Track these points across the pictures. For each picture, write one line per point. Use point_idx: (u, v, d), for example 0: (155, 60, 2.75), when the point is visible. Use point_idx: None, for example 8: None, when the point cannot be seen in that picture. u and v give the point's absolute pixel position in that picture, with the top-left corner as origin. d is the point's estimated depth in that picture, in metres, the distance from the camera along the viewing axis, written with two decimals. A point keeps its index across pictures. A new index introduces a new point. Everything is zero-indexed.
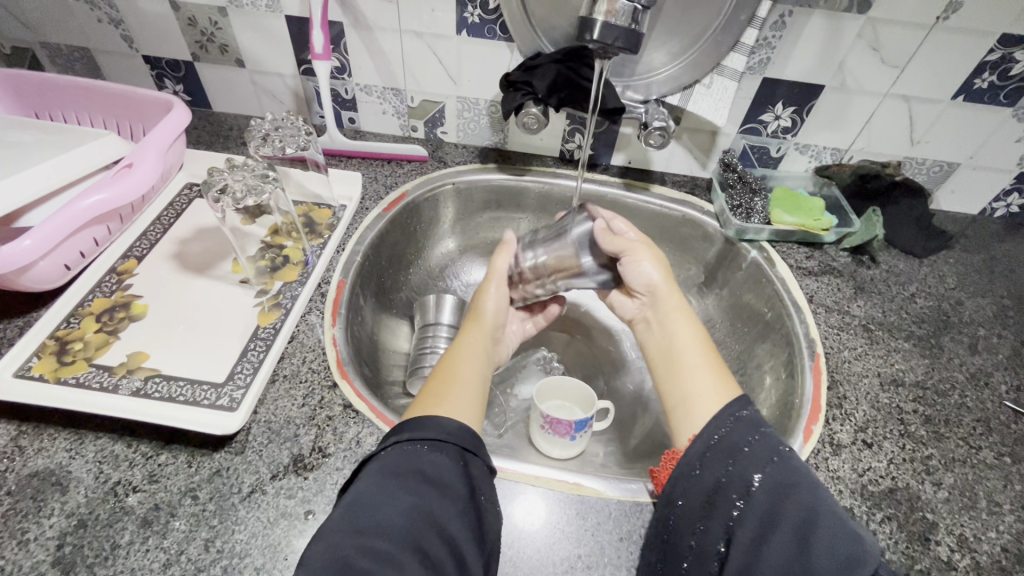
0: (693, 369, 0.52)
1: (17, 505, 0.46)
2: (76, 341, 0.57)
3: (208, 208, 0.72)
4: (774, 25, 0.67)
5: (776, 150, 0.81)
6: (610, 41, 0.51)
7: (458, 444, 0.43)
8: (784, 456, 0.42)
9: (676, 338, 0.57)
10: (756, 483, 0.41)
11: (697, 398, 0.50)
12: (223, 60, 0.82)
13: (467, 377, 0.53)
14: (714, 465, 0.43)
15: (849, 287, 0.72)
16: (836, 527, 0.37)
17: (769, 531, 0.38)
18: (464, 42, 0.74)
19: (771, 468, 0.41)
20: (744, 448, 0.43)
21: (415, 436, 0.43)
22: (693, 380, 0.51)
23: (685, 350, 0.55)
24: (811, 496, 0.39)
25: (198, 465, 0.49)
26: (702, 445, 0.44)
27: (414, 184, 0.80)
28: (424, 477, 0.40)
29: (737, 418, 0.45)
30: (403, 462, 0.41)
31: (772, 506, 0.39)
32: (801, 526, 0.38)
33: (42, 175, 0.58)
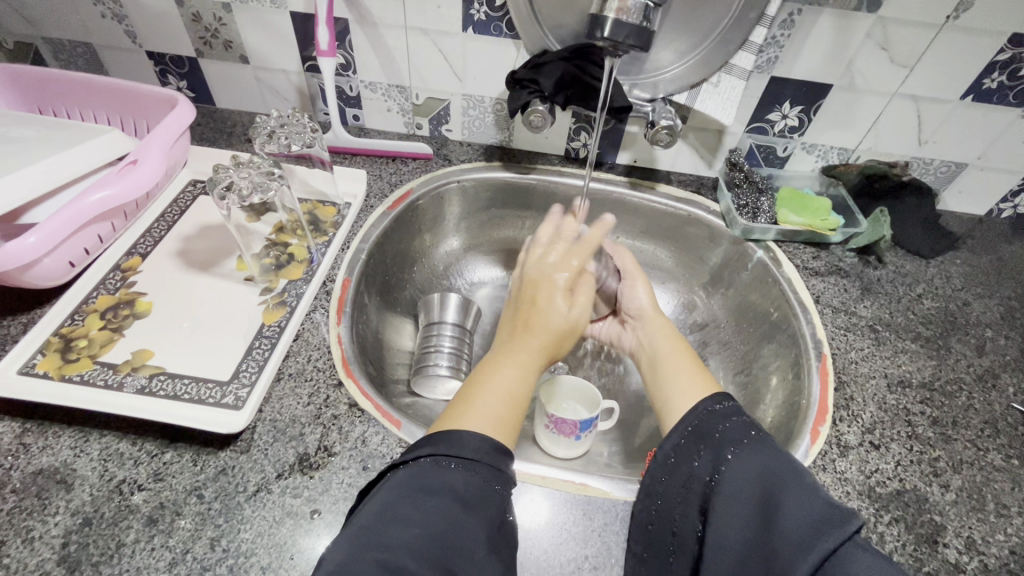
0: (673, 372, 0.56)
1: (22, 503, 0.46)
2: (81, 339, 0.56)
3: (212, 205, 0.72)
4: (783, 23, 0.66)
5: (783, 150, 0.80)
6: (620, 38, 0.50)
7: (492, 467, 0.42)
8: (753, 438, 0.42)
9: (656, 348, 0.61)
10: (726, 461, 0.41)
11: (673, 391, 0.53)
12: (227, 56, 0.82)
13: (500, 390, 0.50)
14: (689, 451, 0.44)
15: (856, 288, 0.72)
16: (804, 497, 0.37)
17: (738, 506, 0.39)
18: (470, 40, 0.73)
19: (741, 448, 0.42)
20: (716, 433, 0.44)
21: (452, 453, 0.42)
22: (673, 380, 0.55)
23: (665, 357, 0.59)
24: (782, 468, 0.39)
25: (204, 463, 0.49)
26: (678, 435, 0.46)
27: (420, 182, 0.80)
28: (453, 494, 0.40)
29: (711, 412, 0.46)
30: (433, 477, 0.41)
31: (740, 483, 0.40)
32: (767, 499, 0.38)
33: (46, 172, 0.57)
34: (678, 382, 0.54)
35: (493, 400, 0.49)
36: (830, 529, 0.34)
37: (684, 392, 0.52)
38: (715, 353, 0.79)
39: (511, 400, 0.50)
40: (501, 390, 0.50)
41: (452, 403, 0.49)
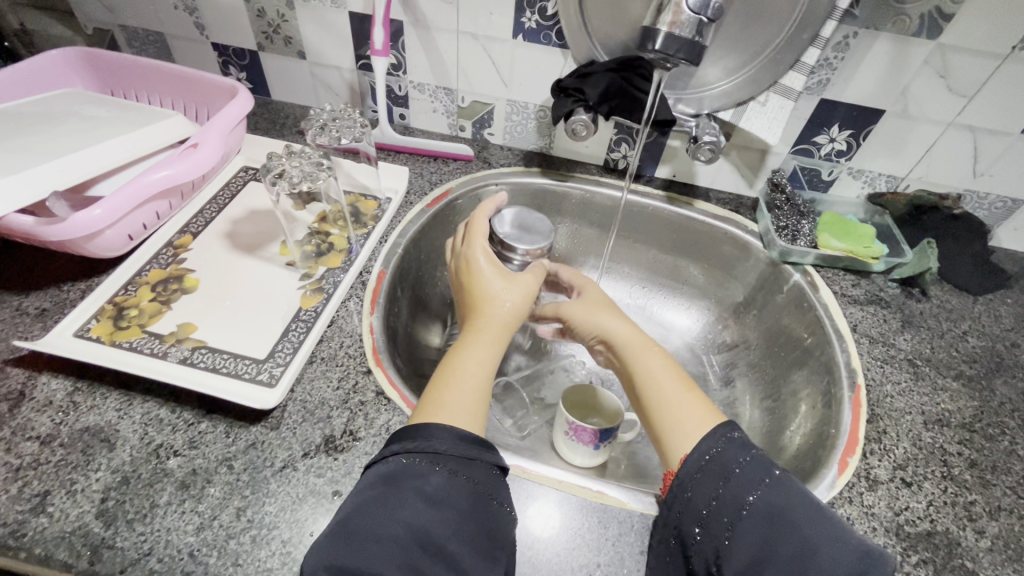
0: (673, 401, 0.51)
1: (68, 457, 0.49)
2: (132, 308, 0.60)
3: (261, 191, 0.75)
4: (837, 46, 0.65)
5: (828, 174, 0.79)
6: (671, 52, 0.51)
7: (455, 457, 0.43)
8: (772, 481, 0.42)
9: (647, 369, 0.55)
10: (748, 504, 0.41)
11: (673, 422, 0.49)
12: (286, 51, 0.85)
13: (469, 384, 0.50)
14: (706, 487, 0.43)
15: (896, 319, 0.70)
16: (836, 544, 0.38)
17: (767, 554, 0.39)
18: (519, 47, 0.75)
19: (763, 492, 0.41)
20: (735, 469, 0.43)
21: (413, 450, 0.44)
22: (667, 407, 0.51)
23: (656, 381, 0.53)
24: (811, 517, 0.40)
25: (236, 436, 0.51)
26: (694, 464, 0.45)
27: (460, 183, 0.82)
28: (423, 489, 0.41)
29: (731, 438, 0.45)
30: (400, 472, 0.42)
31: (767, 528, 0.40)
32: (801, 549, 0.38)
33: (112, 150, 0.61)
34: (671, 400, 0.51)
35: (465, 395, 0.49)
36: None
37: (685, 428, 0.48)
38: (743, 376, 0.78)
39: (472, 386, 0.50)
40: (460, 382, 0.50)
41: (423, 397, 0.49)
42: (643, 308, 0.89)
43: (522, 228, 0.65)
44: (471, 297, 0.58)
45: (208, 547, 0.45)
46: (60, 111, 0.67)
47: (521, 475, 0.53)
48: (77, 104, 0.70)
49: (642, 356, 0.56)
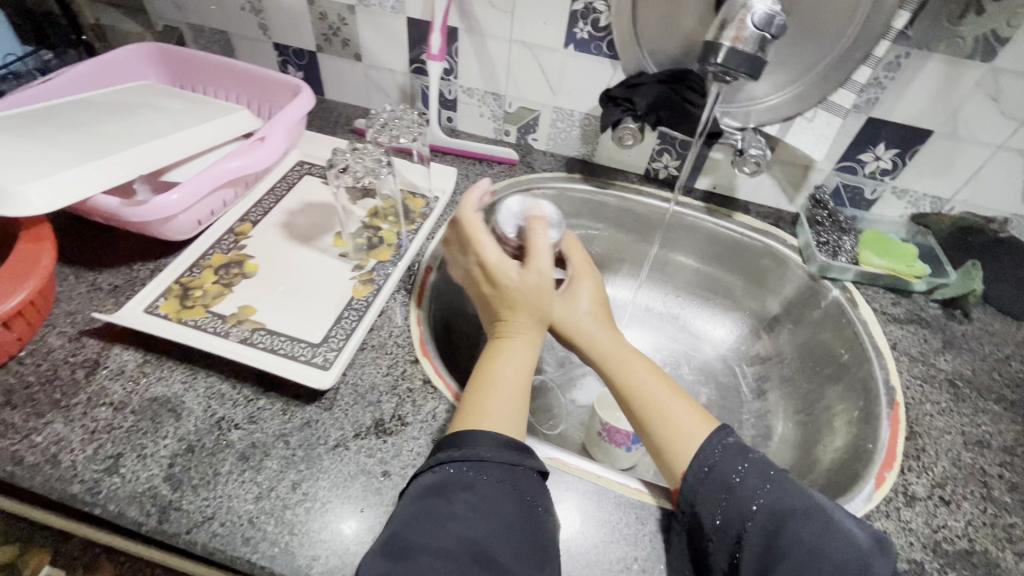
0: (668, 413, 0.51)
1: (139, 423, 0.52)
2: (197, 289, 0.63)
3: (316, 185, 0.79)
4: (888, 65, 0.66)
5: (871, 192, 0.79)
6: (733, 66, 0.51)
7: (501, 463, 0.45)
8: (769, 490, 0.44)
9: (633, 378, 0.54)
10: (752, 512, 0.43)
11: (669, 436, 0.50)
12: (344, 52, 0.89)
13: (509, 389, 0.52)
14: (710, 493, 0.46)
15: (937, 339, 0.69)
16: (839, 549, 0.40)
17: (773, 561, 0.41)
18: (570, 56, 0.77)
19: (764, 498, 0.44)
20: (734, 479, 0.45)
21: (456, 458, 0.45)
22: (662, 421, 0.51)
23: (648, 391, 0.53)
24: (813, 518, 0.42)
25: (292, 413, 0.54)
26: (695, 477, 0.47)
27: (504, 185, 0.84)
28: (470, 498, 0.42)
29: (726, 445, 0.47)
30: (447, 480, 0.43)
31: (772, 533, 0.42)
32: (807, 552, 0.40)
33: (188, 140, 0.65)
34: (668, 412, 0.51)
35: (507, 399, 0.50)
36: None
37: (681, 440, 0.49)
38: (776, 388, 0.78)
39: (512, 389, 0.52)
40: (501, 386, 0.51)
41: (464, 402, 0.51)
42: (677, 316, 0.90)
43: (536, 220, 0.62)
44: (506, 292, 0.57)
45: (267, 515, 0.47)
46: (138, 102, 0.72)
47: (560, 468, 0.54)
48: (152, 96, 0.74)
49: (625, 366, 0.55)
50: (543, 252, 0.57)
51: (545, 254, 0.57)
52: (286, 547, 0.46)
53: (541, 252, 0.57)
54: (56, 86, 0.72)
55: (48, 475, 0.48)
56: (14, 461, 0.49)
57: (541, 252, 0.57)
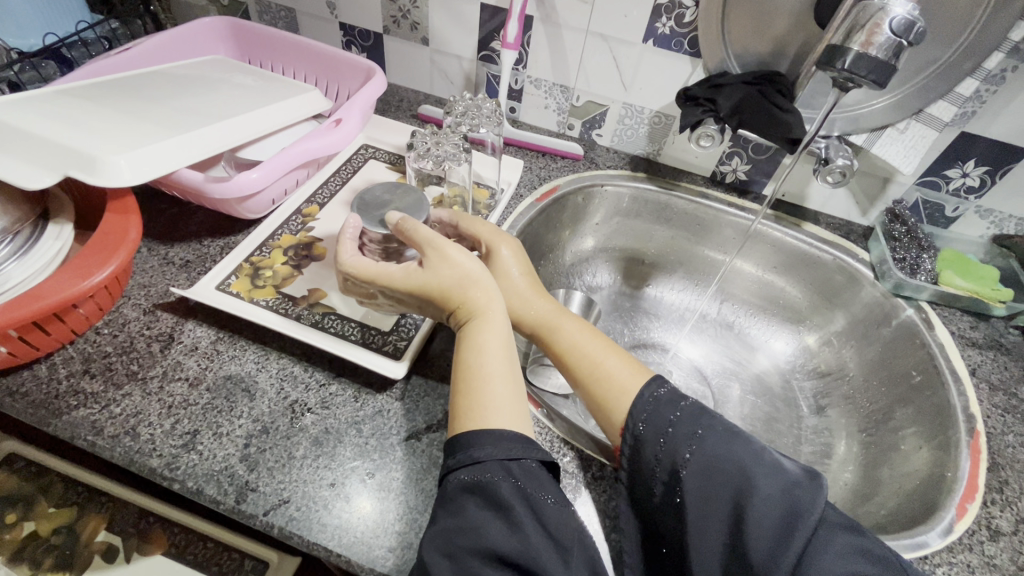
0: (603, 369, 0.50)
1: (214, 401, 0.52)
2: (267, 269, 0.63)
3: (382, 168, 0.78)
4: (991, 79, 0.62)
5: (952, 210, 0.76)
6: (860, 73, 0.49)
7: (495, 466, 0.43)
8: (696, 431, 0.44)
9: (569, 339, 0.53)
10: (685, 463, 0.42)
11: (607, 391, 0.49)
12: (411, 36, 0.88)
13: (495, 374, 0.48)
14: (650, 446, 0.45)
15: (1018, 368, 0.67)
16: (767, 479, 0.40)
17: (710, 504, 0.40)
18: (648, 51, 0.75)
19: (694, 446, 0.43)
20: (668, 429, 0.44)
21: (465, 464, 0.43)
22: (606, 380, 0.50)
23: (584, 350, 0.52)
24: (743, 461, 0.41)
25: (363, 401, 0.54)
26: (632, 435, 0.46)
27: (568, 181, 0.82)
28: (482, 504, 0.41)
29: (657, 396, 0.47)
30: (452, 499, 0.42)
31: (705, 483, 0.41)
32: (738, 494, 0.39)
33: (264, 118, 0.64)
34: (605, 366, 0.51)
35: (501, 388, 0.48)
36: (799, 518, 0.37)
37: (618, 391, 0.49)
38: (837, 405, 0.76)
39: (501, 369, 0.49)
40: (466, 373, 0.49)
41: (455, 408, 0.47)
42: (733, 324, 0.88)
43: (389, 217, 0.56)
44: (428, 292, 0.51)
45: (341, 502, 0.47)
46: (213, 77, 0.71)
47: None
48: (227, 71, 0.74)
49: (559, 329, 0.54)
50: (437, 242, 0.52)
51: (436, 242, 0.52)
52: (360, 536, 0.45)
53: (438, 243, 0.52)
54: (134, 56, 0.73)
55: (128, 446, 0.48)
56: (95, 430, 0.49)
57: (439, 242, 0.52)
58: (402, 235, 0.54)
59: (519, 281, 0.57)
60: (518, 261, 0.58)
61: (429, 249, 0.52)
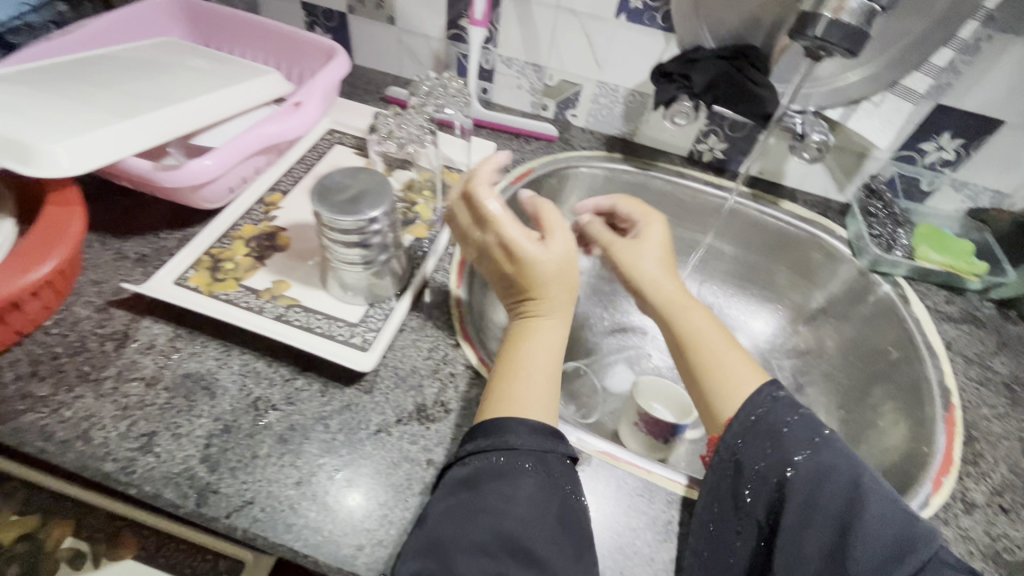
0: (724, 364, 0.49)
1: (172, 400, 0.50)
2: (228, 261, 0.60)
3: (348, 153, 0.75)
4: (967, 49, 0.62)
5: (927, 184, 0.75)
6: (832, 39, 0.47)
7: (529, 449, 0.43)
8: (796, 433, 0.43)
9: (693, 326, 0.52)
10: (793, 464, 0.41)
11: (722, 385, 0.48)
12: (377, 15, 0.84)
13: (538, 368, 0.47)
14: (755, 446, 0.44)
15: (992, 340, 0.67)
16: (884, 508, 0.38)
17: (811, 514, 0.39)
18: (621, 27, 0.73)
19: (810, 452, 0.42)
20: (782, 429, 0.44)
21: (489, 447, 0.43)
22: (722, 366, 0.49)
23: (705, 340, 0.51)
24: (854, 476, 0.40)
25: (331, 395, 0.52)
26: (740, 426, 0.45)
27: (542, 163, 0.80)
28: (501, 490, 0.41)
29: (778, 397, 0.46)
30: (477, 473, 0.42)
31: (812, 490, 0.40)
32: (846, 508, 0.38)
33: (218, 102, 0.61)
34: (724, 356, 0.49)
35: (542, 379, 0.47)
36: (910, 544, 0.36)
37: (734, 388, 0.47)
38: (815, 383, 0.76)
39: (540, 363, 0.48)
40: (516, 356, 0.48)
41: (490, 387, 0.47)
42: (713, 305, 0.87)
43: (342, 201, 0.50)
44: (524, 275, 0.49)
45: (308, 501, 0.45)
46: (163, 60, 0.67)
47: (608, 462, 0.52)
48: (179, 53, 0.70)
49: (686, 313, 0.53)
50: (562, 227, 0.50)
51: (561, 226, 0.50)
52: (328, 535, 0.44)
53: (563, 228, 0.50)
54: (78, 39, 0.68)
55: (80, 451, 0.46)
56: (44, 436, 0.46)
57: (558, 227, 0.50)
58: (533, 208, 0.52)
59: (653, 272, 0.55)
60: (663, 263, 0.56)
61: (549, 230, 0.50)
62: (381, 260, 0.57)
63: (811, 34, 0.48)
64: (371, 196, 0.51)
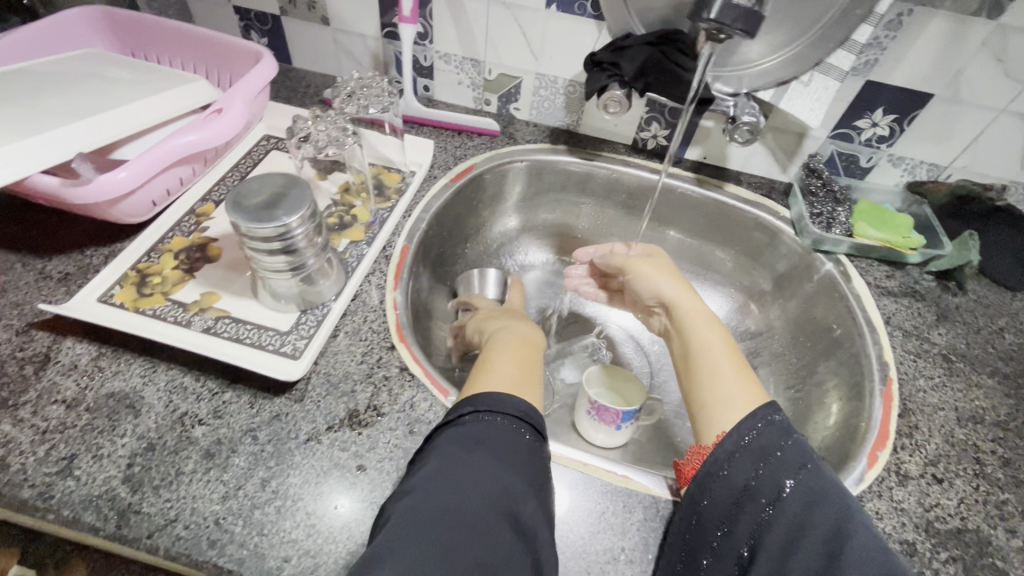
0: (726, 378, 0.50)
1: (94, 421, 0.49)
2: (155, 276, 0.59)
3: (285, 158, 0.74)
4: (889, 24, 0.62)
5: (867, 160, 0.76)
6: (728, 21, 0.48)
7: (532, 423, 0.45)
8: (782, 459, 0.42)
9: (704, 341, 0.55)
10: (785, 488, 0.40)
11: (720, 401, 0.48)
12: (310, 16, 0.83)
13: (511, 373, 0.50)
14: (745, 465, 0.43)
15: (931, 313, 0.68)
16: (870, 541, 0.37)
17: (798, 538, 0.38)
18: (552, 17, 0.72)
19: (801, 475, 0.41)
20: (776, 451, 0.42)
21: (494, 409, 0.44)
22: (722, 382, 0.50)
23: (711, 355, 0.53)
24: (844, 506, 0.39)
25: (260, 407, 0.51)
26: (732, 444, 0.44)
27: (484, 158, 0.79)
28: (507, 448, 0.42)
29: (771, 421, 0.44)
30: (486, 429, 0.42)
31: (801, 512, 0.39)
32: (832, 534, 0.37)
33: (137, 112, 0.60)
34: (724, 373, 0.51)
35: (510, 379, 0.49)
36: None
37: (732, 404, 0.48)
38: (765, 365, 0.76)
39: (519, 356, 0.54)
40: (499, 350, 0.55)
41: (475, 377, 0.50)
42: None
43: (257, 207, 0.49)
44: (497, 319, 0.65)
45: (234, 515, 0.45)
46: (81, 72, 0.66)
47: None
48: (99, 64, 0.68)
49: (700, 329, 0.56)
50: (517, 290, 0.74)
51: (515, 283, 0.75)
52: (255, 549, 0.43)
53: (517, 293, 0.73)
54: None
55: None
56: None
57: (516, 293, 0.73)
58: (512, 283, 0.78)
59: (688, 301, 0.60)
60: (675, 282, 0.62)
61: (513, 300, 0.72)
62: (310, 265, 0.56)
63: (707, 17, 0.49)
64: (290, 200, 0.50)
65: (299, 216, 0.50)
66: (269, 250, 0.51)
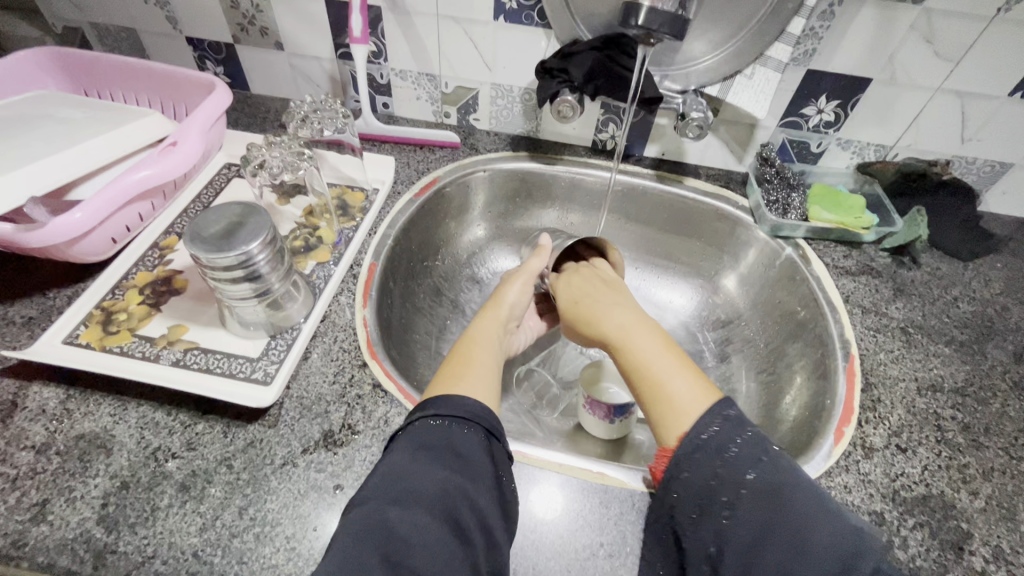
0: (666, 386, 0.47)
1: (65, 464, 0.48)
2: (121, 313, 0.59)
3: (247, 186, 0.75)
4: (822, 14, 0.64)
5: (817, 146, 0.78)
6: (655, 26, 0.54)
7: (483, 423, 0.45)
8: (707, 444, 0.42)
9: (636, 348, 0.51)
10: (747, 483, 0.39)
11: (668, 409, 0.45)
12: (263, 42, 0.83)
13: (484, 372, 0.53)
14: (703, 467, 0.41)
15: (888, 288, 0.70)
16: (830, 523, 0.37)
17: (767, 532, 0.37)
18: (501, 28, 0.73)
19: (761, 468, 0.40)
20: (701, 436, 0.42)
21: (441, 412, 0.45)
22: (665, 395, 0.47)
23: (649, 362, 0.50)
24: (808, 499, 0.38)
25: (234, 435, 0.51)
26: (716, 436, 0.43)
27: (446, 171, 0.81)
28: (454, 450, 0.43)
29: (726, 416, 0.43)
30: (431, 435, 0.44)
31: (769, 508, 0.38)
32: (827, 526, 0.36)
33: (91, 152, 0.60)
34: (665, 384, 0.47)
35: (479, 371, 0.52)
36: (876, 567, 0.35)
37: (676, 414, 0.45)
38: (739, 351, 0.78)
39: (490, 351, 0.56)
40: (490, 356, 0.56)
41: (446, 372, 0.52)
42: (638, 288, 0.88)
43: (215, 237, 0.50)
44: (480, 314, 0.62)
45: (213, 546, 0.45)
46: (31, 114, 0.65)
47: (521, 460, 0.53)
48: (51, 105, 0.68)
49: (637, 334, 0.53)
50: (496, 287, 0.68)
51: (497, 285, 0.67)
52: None
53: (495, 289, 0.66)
54: None
55: None
56: None
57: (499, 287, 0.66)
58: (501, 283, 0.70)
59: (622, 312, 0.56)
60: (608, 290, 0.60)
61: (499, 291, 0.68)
62: (275, 289, 0.56)
63: (636, 23, 0.54)
64: (248, 228, 0.51)
65: (259, 242, 0.50)
66: (230, 279, 0.51)
